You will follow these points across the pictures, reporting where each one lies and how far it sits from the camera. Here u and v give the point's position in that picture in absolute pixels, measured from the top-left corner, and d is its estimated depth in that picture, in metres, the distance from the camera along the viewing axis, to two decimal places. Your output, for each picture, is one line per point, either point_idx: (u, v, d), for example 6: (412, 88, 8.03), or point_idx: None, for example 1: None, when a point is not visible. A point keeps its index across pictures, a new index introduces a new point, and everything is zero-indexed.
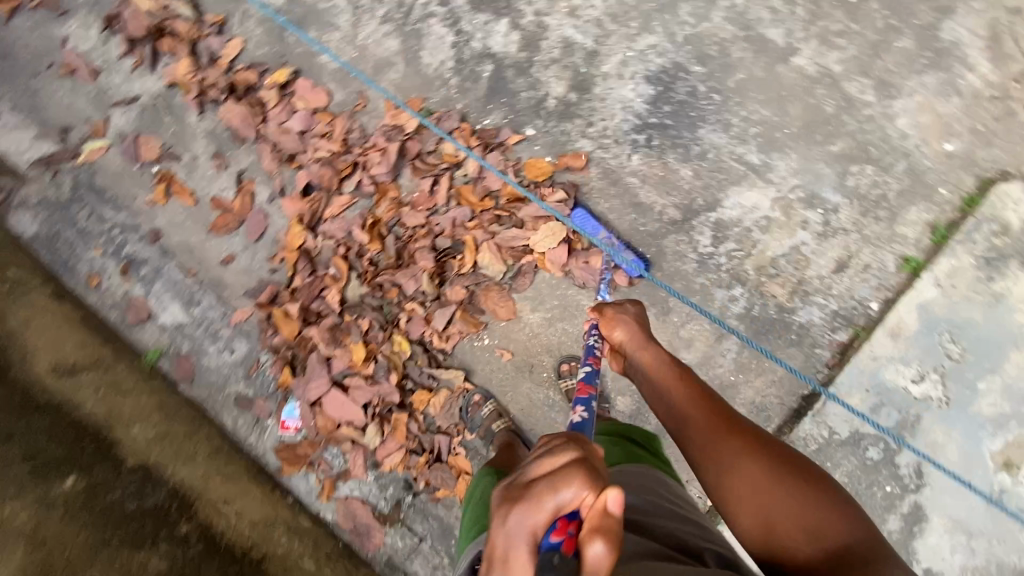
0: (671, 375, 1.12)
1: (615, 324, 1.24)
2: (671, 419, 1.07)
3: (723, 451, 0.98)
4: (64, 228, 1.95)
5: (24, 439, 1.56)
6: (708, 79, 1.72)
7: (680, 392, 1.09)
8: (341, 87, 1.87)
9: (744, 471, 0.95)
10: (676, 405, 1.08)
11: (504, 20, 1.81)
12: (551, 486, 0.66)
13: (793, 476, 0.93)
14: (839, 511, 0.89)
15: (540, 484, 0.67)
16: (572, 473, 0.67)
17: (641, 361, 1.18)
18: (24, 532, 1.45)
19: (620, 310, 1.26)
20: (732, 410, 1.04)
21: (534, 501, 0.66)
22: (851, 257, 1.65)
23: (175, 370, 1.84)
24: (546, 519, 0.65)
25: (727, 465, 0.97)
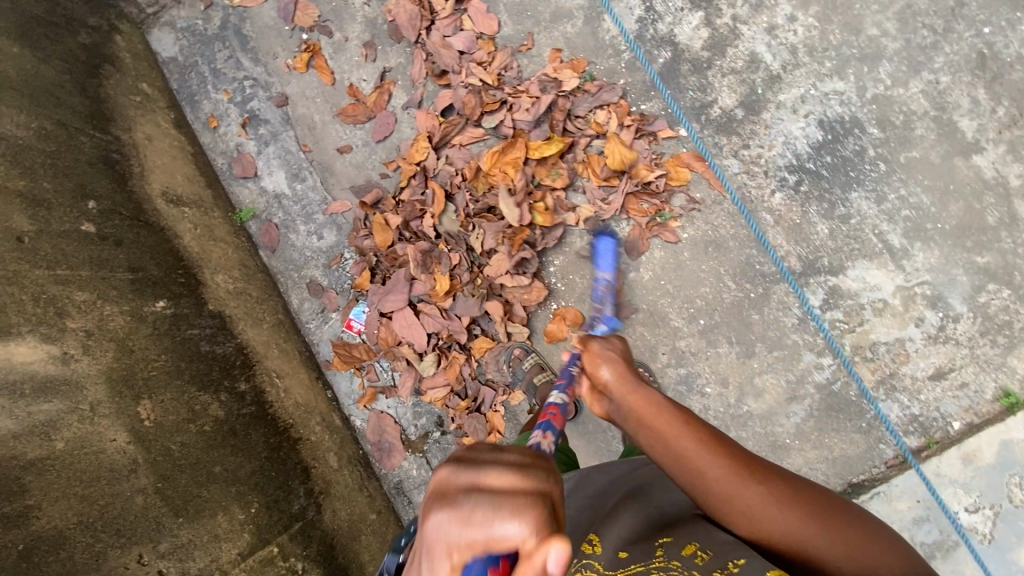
0: (668, 418, 0.91)
1: (600, 362, 1.07)
2: (681, 472, 0.88)
3: (749, 502, 0.83)
4: (200, 62, 1.94)
5: (131, 249, 1.33)
6: (882, 145, 1.65)
7: (681, 434, 0.89)
8: (513, 21, 1.81)
9: (774, 524, 0.82)
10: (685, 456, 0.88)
11: (699, 13, 1.74)
12: (496, 508, 0.54)
13: (818, 508, 0.84)
14: (867, 532, 0.83)
15: (482, 502, 0.54)
16: (525, 508, 0.54)
17: (627, 400, 0.99)
18: (114, 336, 1.16)
19: (600, 346, 1.11)
20: (731, 442, 0.88)
21: (466, 516, 0.54)
22: (951, 369, 1.60)
23: (262, 235, 1.85)
24: (473, 547, 0.53)
25: (755, 518, 0.83)
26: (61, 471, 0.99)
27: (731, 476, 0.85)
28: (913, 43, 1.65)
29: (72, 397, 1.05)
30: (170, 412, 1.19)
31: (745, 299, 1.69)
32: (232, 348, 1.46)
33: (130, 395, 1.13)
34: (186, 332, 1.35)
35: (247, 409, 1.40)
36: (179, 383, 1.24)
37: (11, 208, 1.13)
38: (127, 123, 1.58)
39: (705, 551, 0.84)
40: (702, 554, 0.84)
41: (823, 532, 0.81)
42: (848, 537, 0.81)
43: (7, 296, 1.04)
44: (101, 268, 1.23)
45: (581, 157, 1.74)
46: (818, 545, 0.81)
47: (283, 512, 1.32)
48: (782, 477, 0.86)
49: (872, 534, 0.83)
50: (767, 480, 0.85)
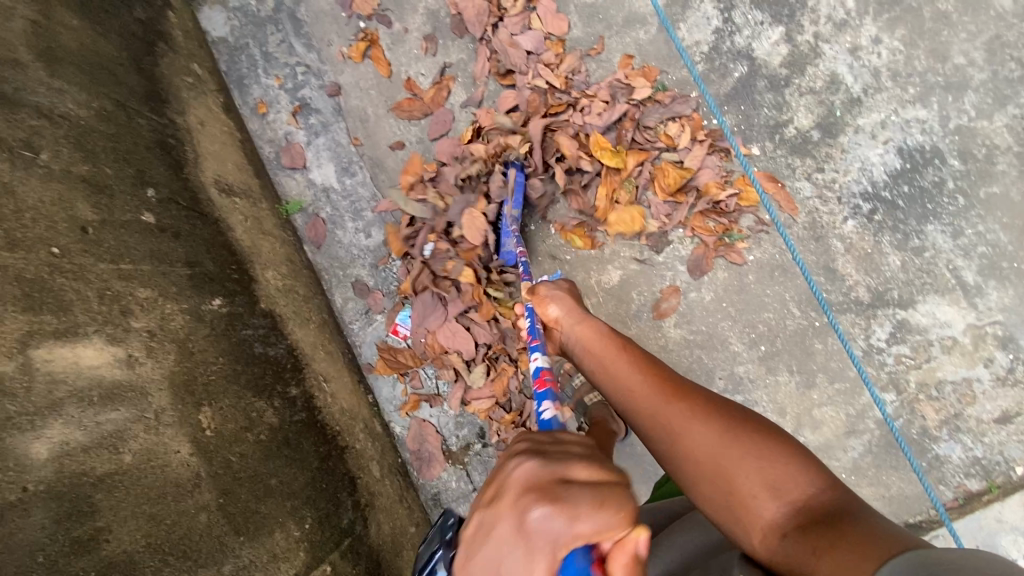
0: (608, 345, 1.07)
1: (547, 302, 1.28)
2: (617, 392, 0.96)
3: (669, 416, 0.85)
4: (252, 45, 1.87)
5: (188, 242, 1.25)
6: (962, 178, 1.59)
7: (618, 360, 1.01)
8: (583, 23, 1.74)
9: (693, 438, 0.82)
10: (623, 379, 0.97)
11: (779, 28, 1.67)
12: (594, 500, 0.58)
13: (748, 431, 0.80)
14: (799, 459, 0.76)
15: (578, 494, 0.58)
16: (617, 497, 0.59)
17: (579, 334, 1.17)
18: (175, 337, 1.09)
19: (549, 289, 1.31)
20: (668, 369, 0.95)
21: (567, 509, 0.57)
22: (1018, 413, 1.56)
23: (308, 229, 1.78)
24: (577, 541, 0.56)
25: (677, 436, 0.84)
26: (129, 488, 0.92)
27: (657, 395, 0.89)
28: (1000, 75, 1.59)
29: (137, 406, 0.98)
30: (229, 420, 1.12)
31: (809, 327, 1.64)
32: (283, 350, 1.39)
33: (191, 402, 1.06)
34: (241, 333, 1.28)
35: (299, 416, 1.33)
36: (236, 389, 1.17)
37: (75, 195, 1.06)
38: (180, 106, 1.51)
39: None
40: None
41: (742, 452, 0.78)
42: (772, 457, 0.77)
43: (74, 292, 0.97)
44: (161, 262, 1.16)
45: (649, 168, 1.67)
46: (733, 461, 0.78)
47: (334, 527, 1.26)
48: (711, 399, 0.86)
49: (807, 463, 0.76)
50: (694, 400, 0.86)
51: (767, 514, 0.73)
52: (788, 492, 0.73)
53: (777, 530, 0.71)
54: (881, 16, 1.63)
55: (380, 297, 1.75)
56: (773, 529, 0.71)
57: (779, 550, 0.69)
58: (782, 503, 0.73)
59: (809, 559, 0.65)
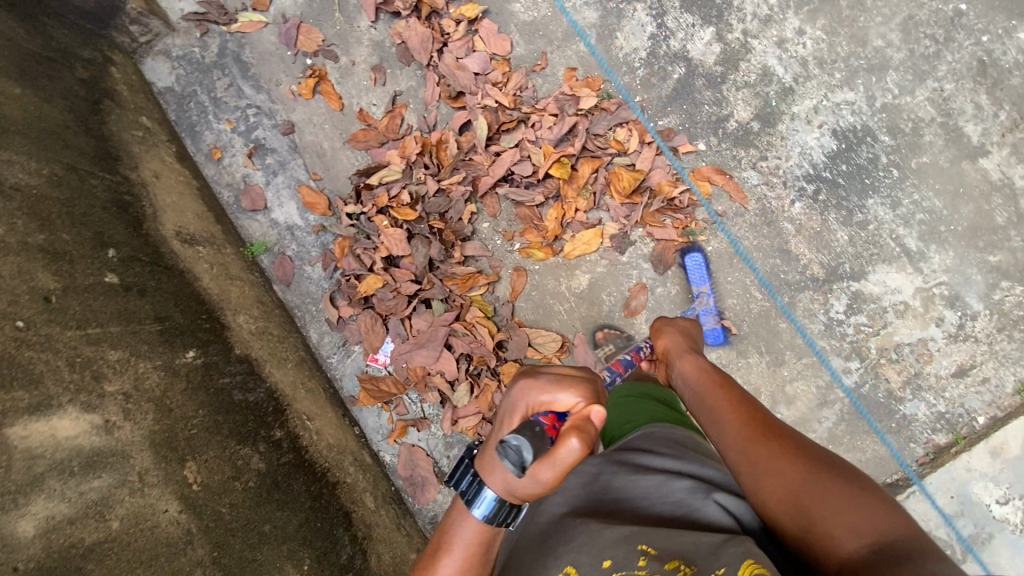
0: (714, 385, 1.16)
1: (662, 333, 1.37)
2: (716, 428, 1.07)
3: (757, 452, 0.95)
4: (200, 92, 1.87)
5: (155, 298, 1.25)
6: (894, 152, 1.69)
7: (724, 400, 1.11)
8: (525, 41, 1.80)
9: (771, 471, 0.91)
10: (721, 415, 1.08)
11: (710, 29, 1.75)
12: (555, 378, 0.85)
13: (831, 475, 0.87)
14: (877, 503, 0.81)
15: (551, 377, 0.86)
16: (577, 385, 0.83)
17: (686, 371, 1.24)
18: (152, 395, 1.09)
19: (667, 323, 1.41)
20: (768, 416, 1.03)
21: (539, 382, 0.85)
22: (973, 366, 1.65)
23: (276, 268, 1.78)
24: (542, 404, 0.82)
25: (759, 467, 0.93)
26: (121, 554, 0.92)
27: (752, 435, 0.99)
28: (917, 53, 1.69)
29: (119, 470, 0.97)
30: (215, 472, 1.12)
31: (773, 308, 1.71)
32: (263, 394, 1.39)
33: (175, 459, 1.06)
34: (218, 382, 1.28)
35: (286, 458, 1.33)
36: (219, 438, 1.17)
37: (34, 265, 1.04)
38: (133, 161, 1.50)
39: (689, 565, 0.75)
40: (686, 568, 0.75)
41: (820, 486, 0.85)
42: (845, 495, 0.83)
43: (44, 363, 0.96)
44: (130, 321, 1.15)
45: (604, 173, 1.73)
46: (810, 493, 0.85)
47: (332, 564, 1.27)
48: (802, 445, 0.94)
49: (881, 505, 0.80)
50: (784, 445, 0.95)
51: (838, 544, 0.78)
52: (862, 528, 0.78)
53: (846, 559, 0.76)
54: (803, 9, 1.73)
55: (355, 328, 1.75)
56: (842, 558, 0.77)
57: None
58: (854, 537, 0.77)
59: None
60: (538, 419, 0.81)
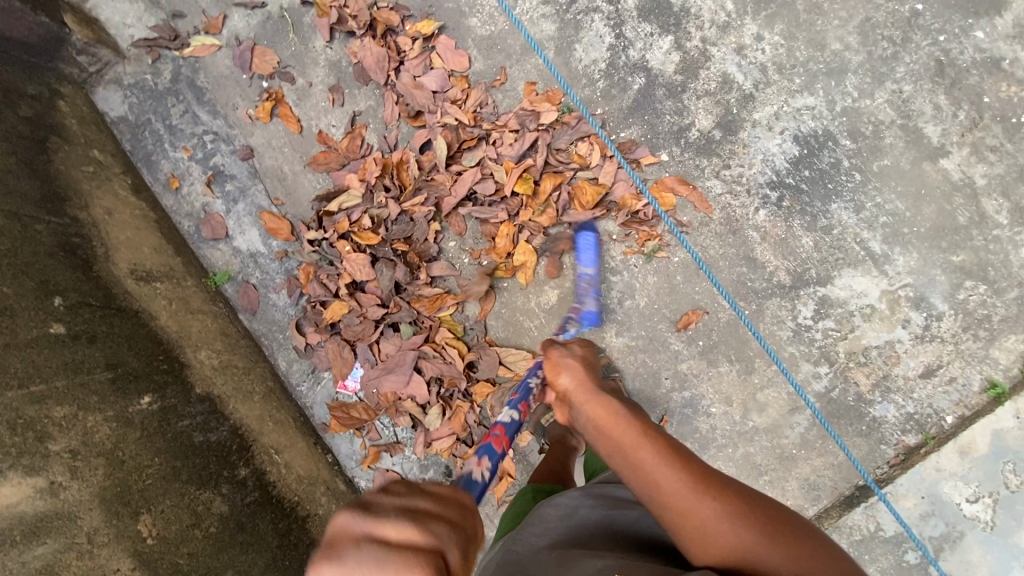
0: (622, 425, 0.92)
1: (559, 369, 1.10)
2: (634, 479, 0.86)
3: (701, 519, 0.79)
4: (155, 120, 1.83)
5: (107, 344, 1.23)
6: (855, 156, 1.69)
7: (633, 442, 0.89)
8: (483, 56, 1.78)
9: (721, 540, 0.77)
10: (640, 465, 0.86)
11: (668, 37, 1.74)
12: (394, 566, 0.57)
13: (773, 529, 0.78)
14: (828, 558, 0.77)
15: (369, 570, 0.56)
16: (410, 574, 0.57)
17: (588, 408, 1.01)
18: (103, 450, 1.08)
19: (561, 355, 1.15)
20: (689, 454, 0.87)
21: (366, 574, 0.56)
22: (939, 366, 1.66)
23: (240, 297, 1.76)
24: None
25: (708, 536, 0.78)
26: None
27: (686, 491, 0.81)
28: (875, 55, 1.69)
29: (67, 533, 0.97)
30: (172, 522, 1.12)
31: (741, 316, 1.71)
32: (226, 432, 1.37)
33: (127, 514, 1.06)
34: (177, 426, 1.26)
35: (252, 496, 1.32)
36: (176, 486, 1.17)
37: None
38: (83, 200, 1.47)
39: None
40: None
41: (776, 554, 0.76)
42: (800, 557, 0.76)
43: None
44: (78, 373, 1.13)
45: (568, 188, 1.72)
46: (771, 565, 0.75)
47: None
48: (736, 491, 0.82)
49: (830, 560, 0.77)
50: (724, 496, 0.81)
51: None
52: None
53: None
54: (760, 14, 1.71)
55: (324, 354, 1.73)
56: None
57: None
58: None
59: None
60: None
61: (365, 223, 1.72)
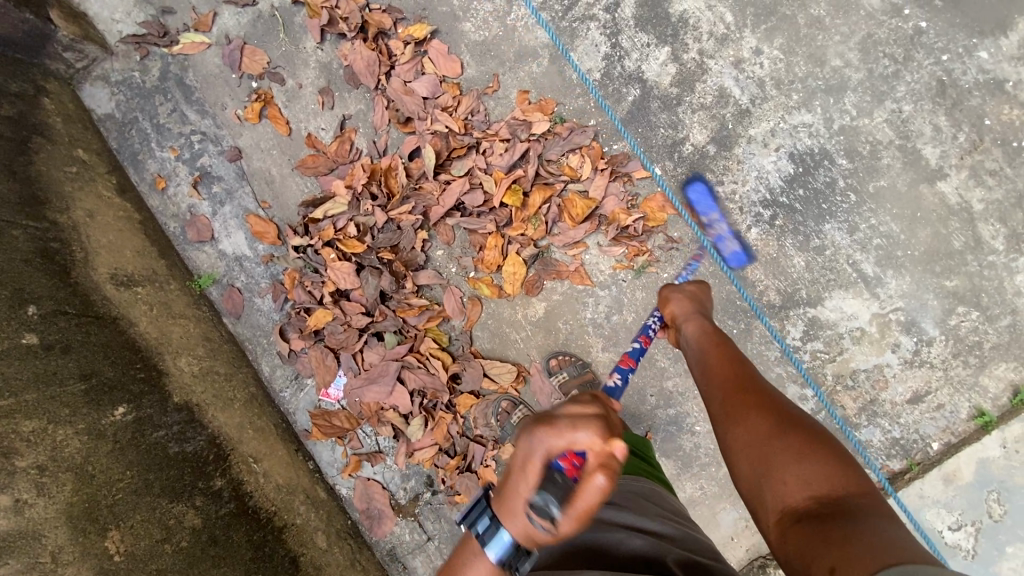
0: (708, 342, 1.18)
1: (669, 301, 1.31)
2: (704, 386, 1.11)
3: (735, 407, 1.01)
4: (142, 118, 1.81)
5: (81, 354, 1.23)
6: (851, 176, 1.66)
7: (713, 360, 1.14)
8: (476, 62, 1.75)
9: (747, 429, 0.96)
10: (709, 370, 1.12)
11: (665, 48, 1.70)
12: (571, 423, 0.77)
13: (795, 430, 0.92)
14: (841, 466, 0.85)
15: (558, 421, 0.78)
16: (592, 420, 0.77)
17: (688, 334, 1.23)
18: (72, 464, 1.09)
19: (673, 291, 1.33)
20: (757, 379, 1.07)
21: (552, 429, 0.77)
22: (927, 392, 1.64)
23: (224, 301, 1.74)
24: (562, 449, 0.76)
25: (737, 423, 0.98)
26: None
27: (733, 393, 1.04)
28: (876, 73, 1.65)
29: (30, 552, 0.97)
30: (140, 537, 1.12)
31: (729, 335, 1.69)
32: (203, 441, 1.36)
33: (94, 530, 1.06)
34: (151, 437, 1.26)
35: (227, 508, 1.31)
36: (147, 500, 1.17)
37: None
38: (63, 202, 1.46)
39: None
40: None
41: (785, 445, 0.90)
42: (810, 454, 0.87)
43: None
44: (49, 385, 1.13)
45: (558, 202, 1.70)
46: (778, 451, 0.89)
47: None
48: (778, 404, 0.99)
49: (845, 467, 0.85)
50: (763, 403, 0.99)
51: (792, 496, 0.84)
52: (819, 484, 0.83)
53: (794, 510, 0.82)
54: (759, 27, 1.68)
55: (307, 361, 1.71)
56: (791, 508, 0.83)
57: (789, 524, 0.81)
58: (806, 492, 0.83)
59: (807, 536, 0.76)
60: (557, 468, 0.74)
61: (351, 230, 1.71)
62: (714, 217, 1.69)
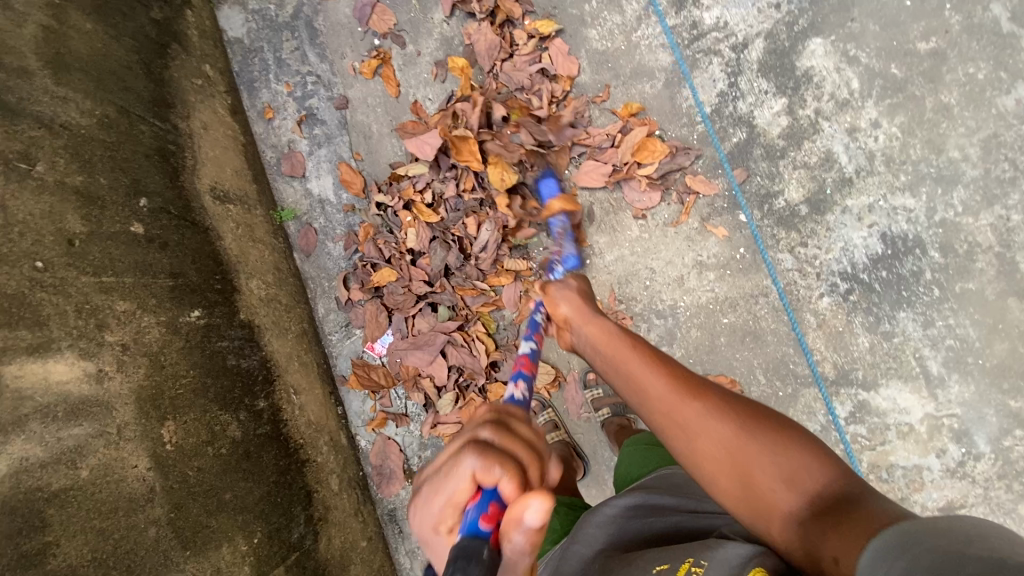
0: (613, 340, 1.00)
1: (557, 300, 1.16)
2: (627, 389, 0.92)
3: (687, 416, 0.82)
4: (266, 49, 1.89)
5: (175, 253, 1.31)
6: (940, 271, 1.61)
7: (627, 359, 0.94)
8: (592, 69, 1.77)
9: (708, 436, 0.80)
10: (631, 375, 0.92)
11: (783, 99, 1.69)
12: (450, 470, 0.68)
13: (760, 427, 0.78)
14: (811, 448, 0.76)
15: (436, 476, 0.70)
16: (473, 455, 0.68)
17: (585, 331, 1.07)
18: (148, 350, 1.16)
19: (557, 284, 1.20)
20: (679, 365, 0.90)
21: (435, 488, 0.69)
22: (962, 505, 1.59)
23: (299, 237, 1.81)
24: (450, 503, 0.67)
25: (693, 430, 0.81)
26: (82, 503, 0.99)
27: (667, 395, 0.85)
28: (992, 174, 1.60)
29: (101, 420, 1.05)
30: (190, 434, 1.18)
31: (773, 396, 1.67)
32: (256, 361, 1.42)
33: (155, 416, 1.13)
34: (216, 345, 1.32)
35: (263, 429, 1.38)
36: (202, 402, 1.23)
37: (65, 207, 1.13)
38: (186, 110, 1.54)
39: (700, 566, 0.79)
40: (697, 569, 0.79)
41: (758, 445, 0.77)
42: (788, 452, 0.75)
43: (53, 307, 1.05)
44: (144, 274, 1.23)
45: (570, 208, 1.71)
46: (748, 454, 0.77)
47: (282, 543, 1.31)
48: (722, 394, 0.84)
49: (817, 451, 0.76)
50: (707, 398, 0.83)
51: (785, 506, 0.73)
52: (805, 481, 0.73)
53: (798, 520, 0.71)
54: (884, 100, 1.65)
55: (361, 313, 1.77)
56: (789, 519, 0.72)
57: (800, 541, 0.70)
58: (800, 496, 0.73)
59: (826, 546, 0.66)
60: (476, 527, 0.65)
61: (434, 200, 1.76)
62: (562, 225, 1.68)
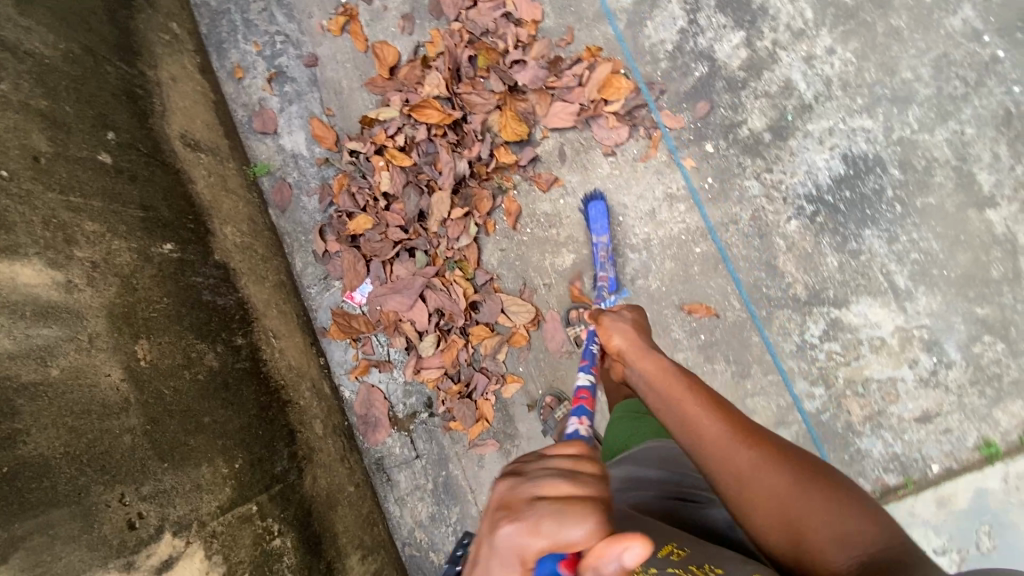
0: (672, 380, 0.99)
1: (610, 332, 1.18)
2: (682, 430, 0.92)
3: (741, 465, 0.84)
4: (234, 11, 1.91)
5: (144, 188, 1.33)
6: (901, 187, 1.66)
7: (683, 396, 0.95)
8: (555, 15, 1.81)
9: (762, 487, 0.81)
10: (687, 416, 0.92)
11: (740, 33, 1.74)
12: (551, 512, 0.55)
13: (813, 485, 0.80)
14: (859, 508, 0.78)
15: (534, 510, 0.56)
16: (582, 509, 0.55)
17: (638, 365, 1.08)
18: (119, 271, 1.18)
19: (611, 319, 1.21)
20: (734, 411, 0.92)
21: (533, 528, 0.54)
22: (938, 414, 1.62)
23: (274, 193, 1.82)
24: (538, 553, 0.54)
25: (745, 479, 0.83)
26: (53, 399, 1.00)
27: (724, 439, 0.87)
28: (945, 92, 1.66)
29: (71, 326, 1.06)
30: (165, 355, 1.19)
31: (748, 319, 1.70)
32: (233, 301, 1.43)
33: (128, 333, 1.14)
34: (190, 279, 1.33)
35: (242, 364, 1.38)
36: (177, 329, 1.24)
37: (31, 126, 1.15)
38: (153, 60, 1.55)
39: (682, 548, 0.76)
40: (680, 551, 0.75)
41: (807, 498, 0.79)
42: (840, 511, 0.77)
43: (19, 215, 1.06)
44: (113, 201, 1.24)
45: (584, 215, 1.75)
46: (804, 510, 0.78)
47: (264, 472, 1.31)
48: (777, 444, 0.86)
49: (868, 513, 0.78)
50: (761, 445, 0.85)
51: (835, 564, 0.74)
52: (857, 543, 0.75)
53: None
54: (837, 29, 1.71)
55: (339, 264, 1.78)
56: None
57: None
58: (849, 555, 0.74)
59: None
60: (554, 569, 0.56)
61: (408, 146, 1.78)
62: (602, 240, 1.70)
